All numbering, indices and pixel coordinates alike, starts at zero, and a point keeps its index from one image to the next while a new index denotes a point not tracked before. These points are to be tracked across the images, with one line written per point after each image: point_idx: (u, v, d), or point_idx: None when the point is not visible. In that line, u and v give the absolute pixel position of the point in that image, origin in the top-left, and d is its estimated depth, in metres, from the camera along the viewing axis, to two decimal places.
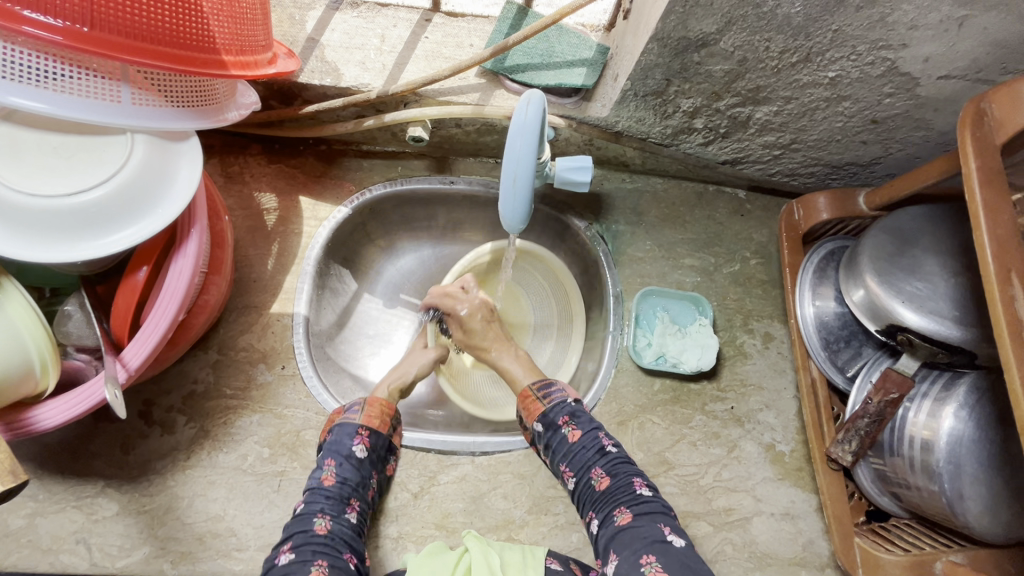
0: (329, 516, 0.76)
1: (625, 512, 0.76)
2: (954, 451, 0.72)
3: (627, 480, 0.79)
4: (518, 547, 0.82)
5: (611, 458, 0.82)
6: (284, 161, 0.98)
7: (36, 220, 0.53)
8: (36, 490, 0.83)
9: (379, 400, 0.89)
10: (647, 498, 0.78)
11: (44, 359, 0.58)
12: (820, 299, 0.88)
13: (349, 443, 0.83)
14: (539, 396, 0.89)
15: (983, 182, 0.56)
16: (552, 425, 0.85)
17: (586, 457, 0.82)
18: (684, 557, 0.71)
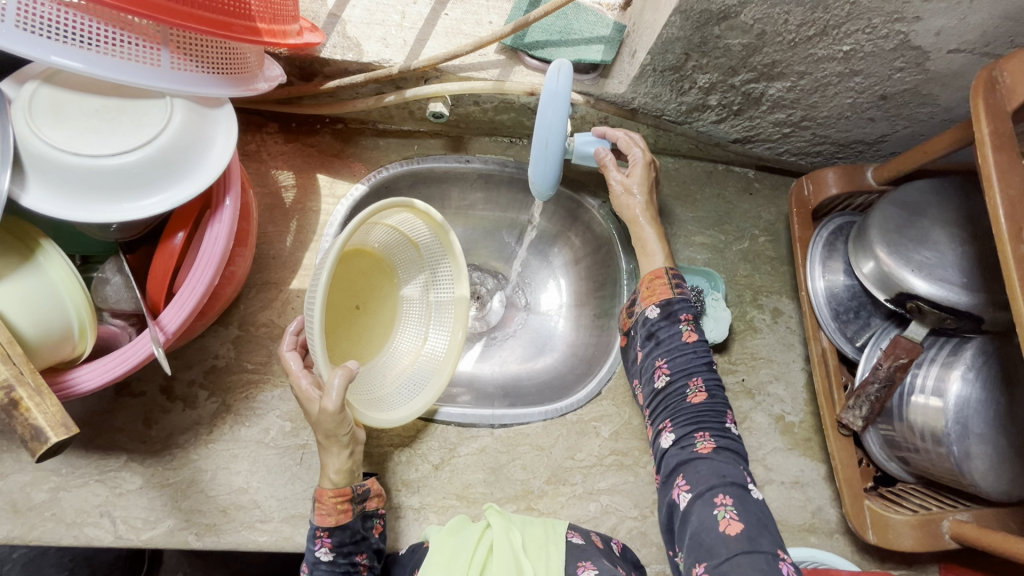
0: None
1: (707, 441, 0.76)
2: (962, 412, 0.75)
3: (732, 466, 0.74)
4: (539, 520, 0.83)
5: (728, 440, 0.77)
6: (301, 140, 0.99)
7: (75, 180, 0.53)
8: (60, 464, 0.83)
9: (327, 495, 0.75)
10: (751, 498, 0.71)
11: (82, 322, 0.58)
12: (829, 273, 0.90)
13: (312, 549, 0.75)
14: (670, 281, 0.85)
15: (994, 145, 0.59)
16: (671, 316, 0.83)
17: (704, 420, 0.77)
18: (750, 500, 0.71)
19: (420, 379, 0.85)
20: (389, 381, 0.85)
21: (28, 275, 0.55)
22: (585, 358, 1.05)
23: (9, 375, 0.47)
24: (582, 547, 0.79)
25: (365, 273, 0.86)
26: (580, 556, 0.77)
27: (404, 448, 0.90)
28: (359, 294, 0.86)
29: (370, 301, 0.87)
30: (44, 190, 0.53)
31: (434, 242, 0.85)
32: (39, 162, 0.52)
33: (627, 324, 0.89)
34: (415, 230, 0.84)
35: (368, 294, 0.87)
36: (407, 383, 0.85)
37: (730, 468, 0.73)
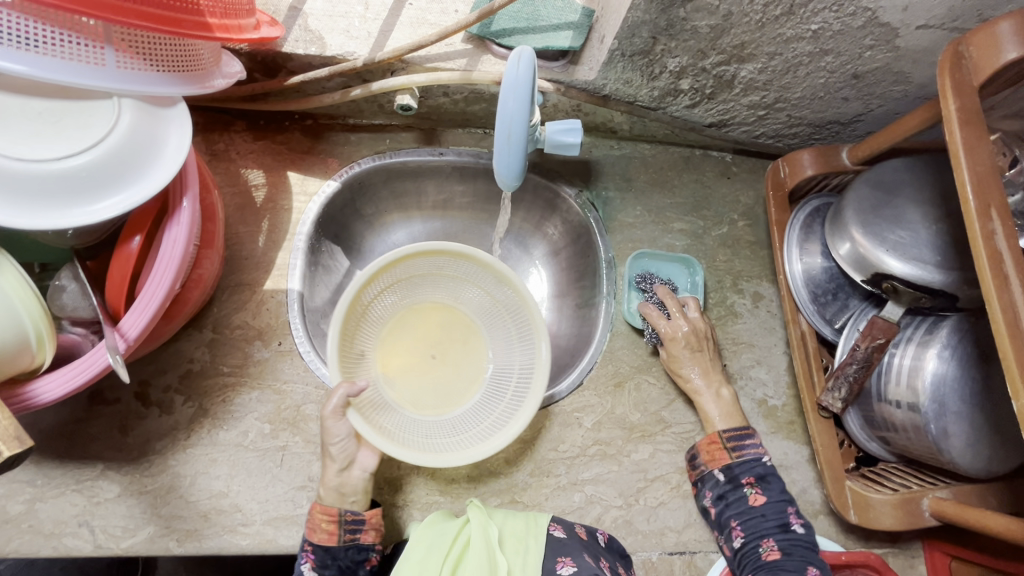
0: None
1: (773, 546, 0.80)
2: (939, 391, 0.75)
3: (801, 566, 0.78)
4: (522, 515, 0.83)
5: (792, 538, 0.81)
6: (270, 137, 0.97)
7: (23, 185, 0.52)
8: (34, 476, 0.82)
9: (316, 511, 0.77)
10: (797, 533, 0.82)
11: (39, 332, 0.57)
12: (807, 255, 0.90)
13: (298, 562, 0.76)
14: (728, 446, 0.88)
15: (961, 122, 0.58)
16: (734, 481, 0.86)
17: (761, 525, 0.83)
18: (798, 544, 0.81)
19: (497, 422, 0.86)
20: (460, 433, 0.86)
21: None
22: (566, 348, 1.04)
23: None
24: (562, 541, 0.79)
25: (452, 325, 0.95)
26: (560, 552, 0.77)
27: None
28: (438, 347, 0.94)
29: (450, 354, 0.94)
30: None
31: (499, 284, 0.89)
32: None
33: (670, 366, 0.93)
34: (482, 279, 0.90)
35: (446, 346, 0.94)
36: (478, 435, 0.85)
37: (798, 563, 0.78)
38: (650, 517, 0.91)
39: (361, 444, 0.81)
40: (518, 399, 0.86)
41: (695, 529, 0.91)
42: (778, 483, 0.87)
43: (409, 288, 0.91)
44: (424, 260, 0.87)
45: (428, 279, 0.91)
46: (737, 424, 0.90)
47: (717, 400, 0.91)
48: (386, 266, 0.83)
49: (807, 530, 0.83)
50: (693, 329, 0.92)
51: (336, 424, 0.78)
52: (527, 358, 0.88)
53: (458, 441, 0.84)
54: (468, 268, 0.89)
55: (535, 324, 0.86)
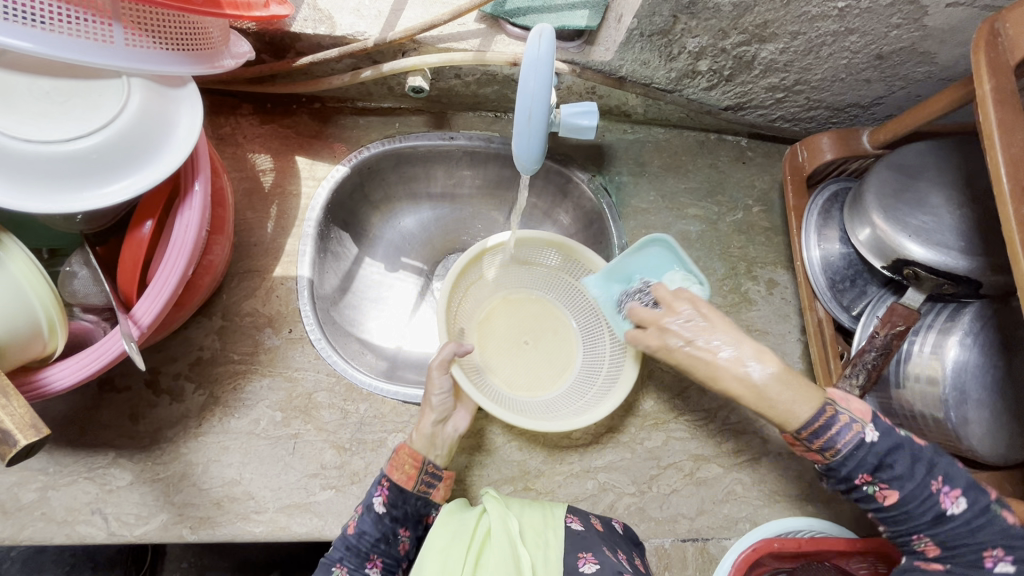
0: (346, 569, 0.75)
1: (928, 542, 0.66)
2: (960, 378, 0.74)
3: (975, 557, 0.64)
4: (539, 508, 0.82)
5: (951, 527, 0.64)
6: (277, 121, 0.95)
7: (31, 168, 0.50)
8: (46, 464, 0.82)
9: (404, 451, 0.81)
10: (953, 513, 0.65)
11: (51, 319, 0.55)
12: (825, 242, 0.88)
13: (370, 494, 0.79)
14: (824, 453, 0.66)
15: (996, 102, 0.56)
16: (844, 482, 0.67)
17: (911, 522, 0.66)
18: (962, 532, 0.64)
19: (597, 394, 0.92)
20: (552, 411, 0.92)
21: None
22: None
23: None
24: (582, 535, 0.78)
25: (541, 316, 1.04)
26: (580, 547, 0.76)
27: (398, 434, 0.89)
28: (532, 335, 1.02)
29: (542, 341, 1.02)
30: None
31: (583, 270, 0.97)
32: None
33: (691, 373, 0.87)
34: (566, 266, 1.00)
35: (538, 334, 1.02)
36: (569, 413, 0.90)
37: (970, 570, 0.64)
38: (663, 504, 0.91)
39: (456, 404, 0.87)
40: (614, 374, 0.92)
41: (708, 516, 0.91)
42: (917, 457, 0.65)
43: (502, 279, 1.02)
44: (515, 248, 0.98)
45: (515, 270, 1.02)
46: (813, 408, 0.66)
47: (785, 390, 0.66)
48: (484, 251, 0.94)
49: (969, 502, 0.65)
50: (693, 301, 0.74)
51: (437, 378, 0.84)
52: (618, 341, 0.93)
53: (554, 417, 0.89)
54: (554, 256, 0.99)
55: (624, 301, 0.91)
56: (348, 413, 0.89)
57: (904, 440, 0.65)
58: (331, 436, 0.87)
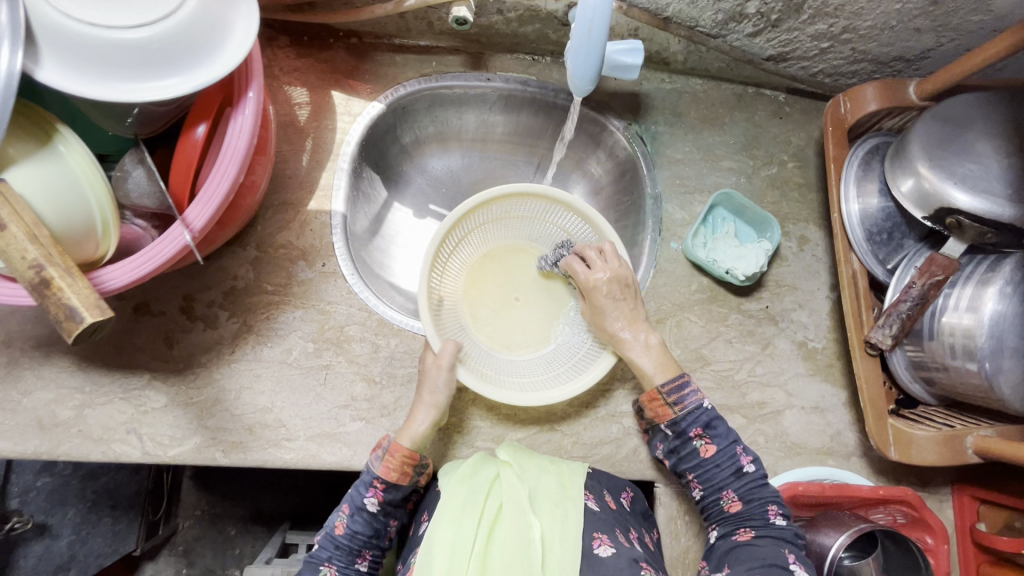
0: (336, 566, 0.78)
1: (749, 532, 0.77)
2: (997, 327, 0.74)
3: (763, 507, 0.78)
4: (554, 477, 0.80)
5: (746, 482, 0.80)
6: (314, 54, 0.94)
7: (90, 52, 0.50)
8: (83, 382, 0.83)
9: (399, 453, 0.80)
10: (751, 474, 0.80)
11: (105, 218, 0.55)
12: (864, 195, 0.87)
13: (363, 495, 0.79)
14: (666, 400, 0.82)
15: None
16: (683, 435, 0.82)
17: (717, 477, 0.80)
18: (756, 485, 0.80)
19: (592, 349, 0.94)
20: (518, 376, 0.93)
21: (44, 160, 0.51)
22: None
23: (39, 256, 0.45)
24: (597, 513, 0.77)
25: (525, 267, 1.02)
26: (596, 527, 0.76)
27: None
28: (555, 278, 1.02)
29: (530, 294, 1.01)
30: (61, 66, 0.50)
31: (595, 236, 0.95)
32: (51, 29, 0.49)
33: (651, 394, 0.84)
34: (565, 222, 0.98)
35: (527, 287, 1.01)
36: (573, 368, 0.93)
37: (782, 532, 0.76)
38: None
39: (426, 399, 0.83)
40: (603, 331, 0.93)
41: None
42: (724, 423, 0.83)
43: (510, 230, 1.01)
44: (529, 202, 0.97)
45: (525, 223, 1.01)
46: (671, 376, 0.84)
47: (648, 353, 0.86)
48: (490, 201, 0.93)
49: (759, 465, 0.81)
50: (613, 275, 0.87)
51: (434, 373, 0.84)
52: None
53: (548, 375, 0.94)
54: (569, 219, 0.97)
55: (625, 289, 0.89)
56: (378, 347, 0.89)
57: (710, 413, 0.82)
58: (362, 369, 0.88)
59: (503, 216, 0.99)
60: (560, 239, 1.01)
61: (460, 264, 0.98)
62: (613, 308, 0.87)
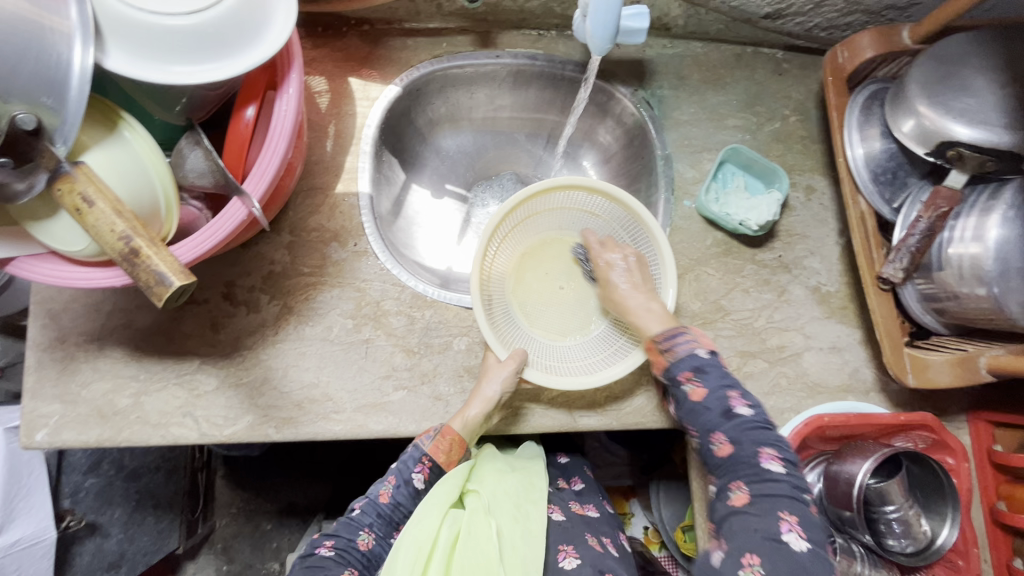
0: (376, 533, 0.82)
1: (743, 490, 0.73)
2: (1004, 251, 0.77)
3: (754, 451, 0.75)
4: (518, 477, 0.89)
5: (737, 424, 0.77)
6: (330, 43, 0.98)
7: (150, 40, 0.54)
8: (137, 371, 0.87)
9: (451, 434, 0.84)
10: (742, 416, 0.77)
11: (168, 198, 0.59)
12: (866, 139, 0.91)
13: (412, 470, 0.84)
14: (659, 346, 0.83)
15: None
16: (674, 381, 0.81)
17: (705, 420, 0.79)
18: (748, 427, 0.77)
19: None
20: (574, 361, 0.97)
21: (113, 145, 0.55)
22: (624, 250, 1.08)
23: (125, 228, 0.49)
24: (562, 525, 0.89)
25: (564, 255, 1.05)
26: (563, 539, 0.87)
27: (463, 338, 0.94)
28: (598, 262, 1.05)
29: (574, 281, 1.04)
30: (125, 55, 0.54)
31: (628, 218, 0.96)
32: (117, 21, 0.53)
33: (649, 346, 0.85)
34: (595, 206, 1.00)
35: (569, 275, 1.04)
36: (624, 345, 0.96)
37: (777, 489, 0.72)
38: None
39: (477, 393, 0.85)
40: (652, 307, 0.95)
41: (756, 407, 0.96)
42: (717, 367, 0.81)
43: (542, 222, 1.02)
44: (558, 194, 0.98)
45: (558, 213, 1.02)
46: (665, 325, 0.85)
47: (650, 316, 0.86)
48: (522, 200, 0.95)
49: (755, 410, 0.78)
50: (629, 255, 0.93)
51: (496, 370, 0.87)
52: (652, 282, 0.96)
53: (599, 356, 0.97)
54: (599, 203, 0.98)
55: (664, 266, 0.92)
56: (414, 319, 0.93)
57: (709, 360, 0.81)
58: (400, 341, 0.92)
59: (535, 209, 0.99)
60: (592, 223, 1.03)
61: (502, 263, 1.00)
62: (624, 275, 0.91)
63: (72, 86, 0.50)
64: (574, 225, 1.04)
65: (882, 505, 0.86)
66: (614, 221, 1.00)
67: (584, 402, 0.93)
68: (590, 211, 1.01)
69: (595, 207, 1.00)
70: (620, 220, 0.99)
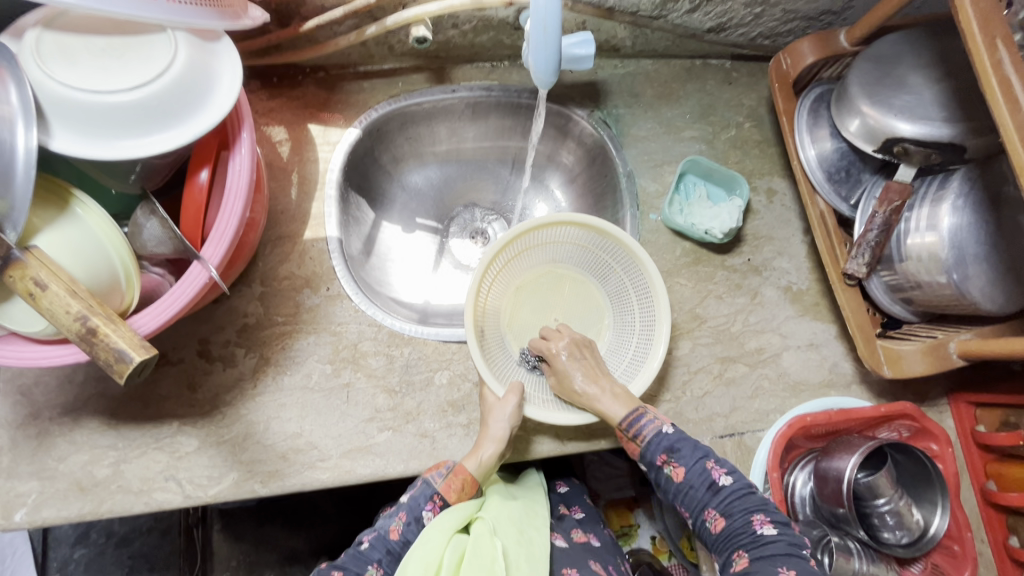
0: (382, 570, 0.81)
1: (745, 557, 0.74)
2: (957, 238, 0.80)
3: (745, 520, 0.76)
4: (520, 505, 0.89)
5: (724, 497, 0.78)
6: (286, 93, 0.99)
7: (95, 116, 0.55)
8: (115, 440, 0.85)
9: (462, 474, 0.83)
10: (726, 487, 0.78)
11: (127, 271, 0.58)
12: (818, 140, 0.94)
13: (422, 505, 0.83)
14: (626, 433, 0.84)
15: (980, 21, 0.65)
16: (651, 465, 0.82)
17: (696, 498, 0.80)
18: (734, 497, 0.78)
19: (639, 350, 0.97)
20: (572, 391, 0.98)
21: (66, 225, 0.55)
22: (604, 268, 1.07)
23: (80, 308, 0.49)
24: (566, 552, 0.89)
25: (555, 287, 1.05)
26: (569, 563, 0.87)
27: (444, 371, 0.94)
28: (585, 287, 1.06)
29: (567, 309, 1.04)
30: (71, 132, 0.55)
31: (619, 249, 0.97)
32: (58, 100, 0.53)
33: (634, 447, 0.84)
34: (587, 240, 1.00)
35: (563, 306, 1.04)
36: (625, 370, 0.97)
37: (777, 549, 0.73)
38: (698, 407, 0.96)
39: (485, 436, 0.84)
40: (648, 334, 0.96)
41: (741, 412, 0.96)
42: (686, 441, 0.82)
43: (530, 257, 1.03)
44: (549, 229, 0.98)
45: (549, 246, 1.02)
46: (626, 410, 0.85)
47: (615, 401, 0.86)
48: (515, 237, 0.96)
49: (734, 476, 0.79)
50: (571, 339, 0.94)
51: (499, 407, 0.86)
52: (646, 310, 0.97)
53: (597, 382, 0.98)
54: (582, 233, 0.99)
55: (652, 285, 0.93)
56: (393, 358, 0.93)
57: (680, 440, 0.82)
58: (380, 381, 0.92)
59: (530, 243, 1.00)
60: (585, 253, 1.03)
61: (496, 297, 1.01)
62: (578, 365, 0.91)
63: (18, 172, 0.50)
64: (566, 256, 1.04)
65: (873, 499, 0.87)
66: (605, 252, 1.00)
67: (570, 425, 0.93)
68: (583, 244, 1.01)
69: (585, 239, 1.00)
70: (612, 250, 0.99)
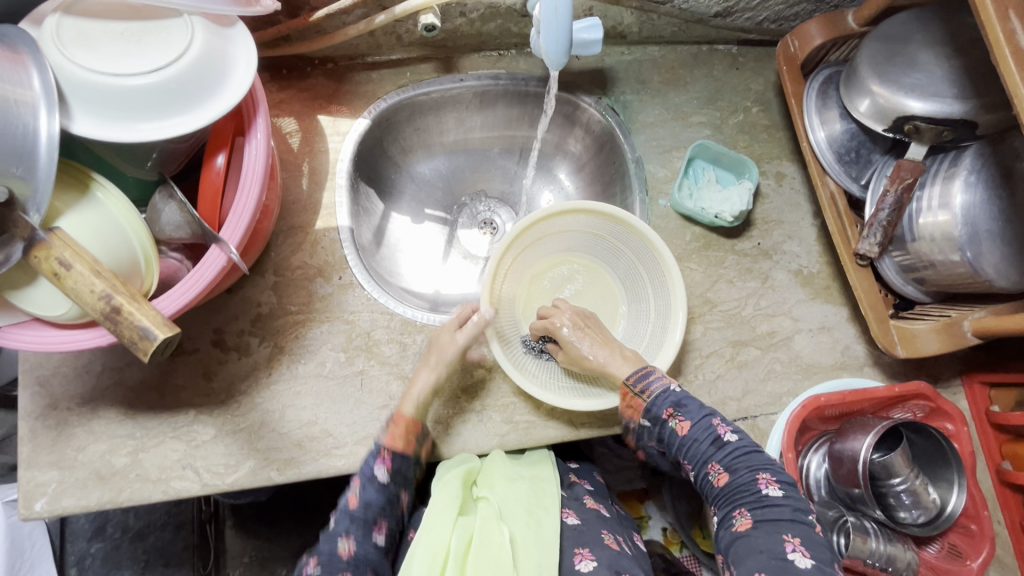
0: (354, 539, 0.79)
1: (747, 516, 0.74)
2: (970, 216, 0.80)
3: (750, 477, 0.76)
4: (528, 484, 0.88)
5: (730, 451, 0.79)
6: (295, 85, 1.00)
7: (114, 100, 0.55)
8: (132, 429, 0.86)
9: (404, 419, 0.83)
10: (730, 443, 0.79)
11: (147, 253, 0.59)
12: (827, 122, 0.94)
13: (371, 465, 0.81)
14: (636, 392, 0.84)
15: None
16: (658, 419, 0.83)
17: (699, 451, 0.80)
18: (739, 453, 0.78)
19: (652, 332, 0.97)
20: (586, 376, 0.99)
21: (86, 208, 0.56)
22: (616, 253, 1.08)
23: (104, 287, 0.50)
24: (578, 528, 0.86)
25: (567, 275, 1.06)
26: (579, 543, 0.84)
27: (456, 358, 0.95)
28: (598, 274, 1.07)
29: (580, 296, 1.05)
30: (91, 116, 0.55)
31: (635, 239, 0.97)
32: (79, 83, 0.54)
33: (639, 403, 0.84)
34: (603, 229, 1.00)
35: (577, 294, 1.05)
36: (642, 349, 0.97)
37: (780, 513, 0.73)
38: (711, 390, 0.96)
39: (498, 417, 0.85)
40: (662, 321, 0.96)
41: (754, 396, 0.96)
42: (695, 398, 0.83)
43: (546, 246, 1.03)
44: (563, 219, 0.99)
45: (564, 236, 1.03)
46: (632, 368, 0.87)
47: (624, 364, 0.88)
48: (530, 226, 0.96)
49: (739, 434, 0.80)
50: (573, 312, 0.96)
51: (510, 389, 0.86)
52: (661, 299, 0.97)
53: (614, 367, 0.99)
54: (599, 222, 0.99)
55: (670, 278, 0.93)
56: (406, 346, 0.94)
57: (684, 396, 0.83)
58: (394, 369, 0.92)
59: (544, 232, 1.00)
60: (597, 242, 1.04)
61: (511, 288, 1.01)
62: (582, 335, 0.92)
63: (41, 155, 0.51)
64: (580, 245, 1.05)
65: (889, 479, 0.86)
66: (619, 242, 1.01)
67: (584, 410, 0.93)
68: (595, 233, 1.02)
69: (598, 229, 1.00)
70: (627, 241, 0.99)
